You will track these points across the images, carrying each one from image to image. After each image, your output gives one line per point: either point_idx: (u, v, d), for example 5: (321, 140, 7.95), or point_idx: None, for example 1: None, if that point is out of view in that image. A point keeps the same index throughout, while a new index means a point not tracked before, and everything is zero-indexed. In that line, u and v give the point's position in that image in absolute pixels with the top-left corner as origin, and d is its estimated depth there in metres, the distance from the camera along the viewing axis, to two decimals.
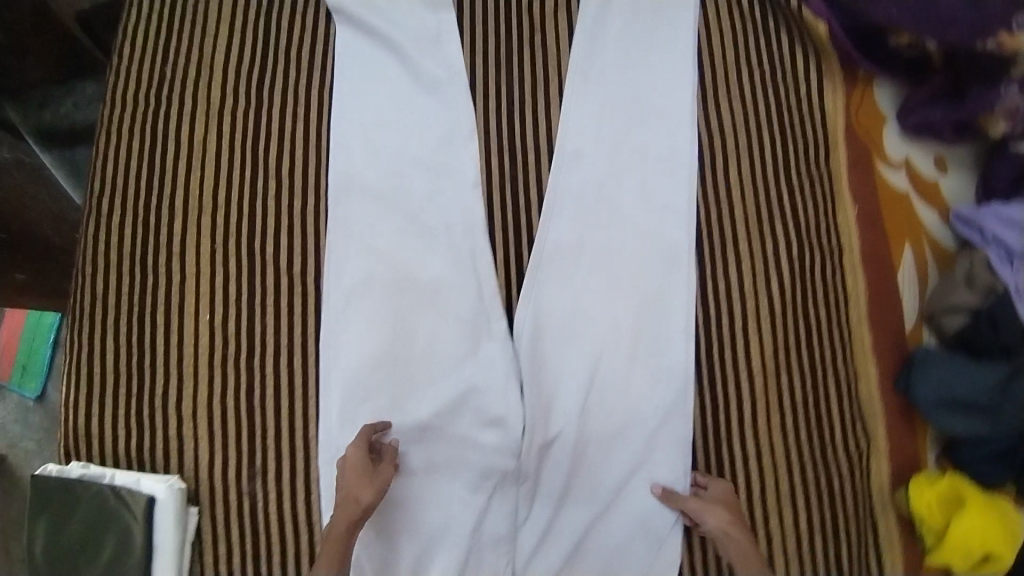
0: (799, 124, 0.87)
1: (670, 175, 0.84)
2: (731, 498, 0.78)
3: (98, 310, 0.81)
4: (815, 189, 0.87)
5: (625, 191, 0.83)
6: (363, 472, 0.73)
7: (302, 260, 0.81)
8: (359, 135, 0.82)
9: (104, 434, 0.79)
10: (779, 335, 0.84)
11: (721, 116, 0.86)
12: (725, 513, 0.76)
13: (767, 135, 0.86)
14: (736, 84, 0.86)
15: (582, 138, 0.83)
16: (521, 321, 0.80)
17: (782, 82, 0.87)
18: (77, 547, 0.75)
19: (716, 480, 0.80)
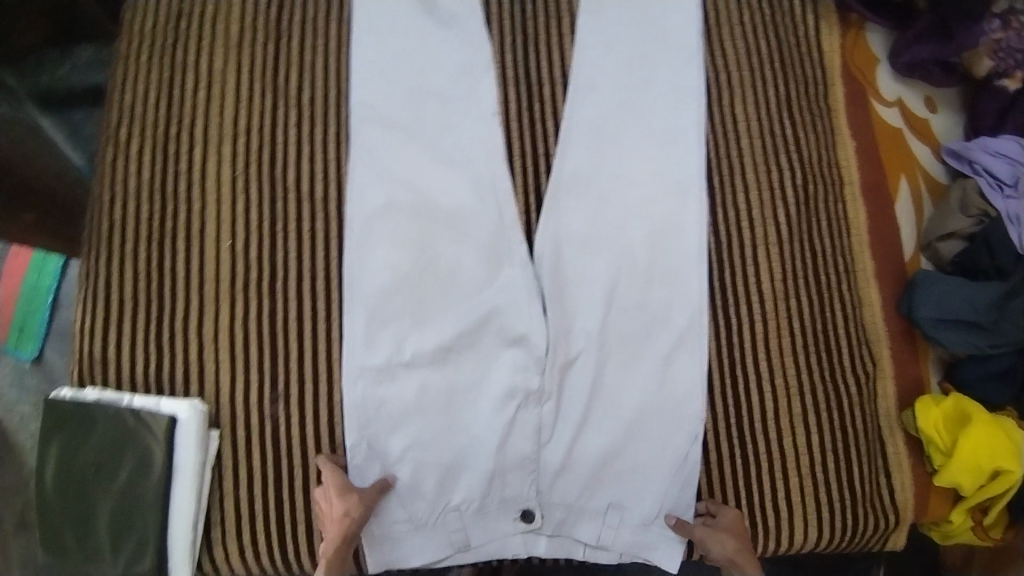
0: (795, 65, 0.93)
1: (680, 105, 0.87)
2: (739, 524, 0.79)
3: (116, 237, 0.80)
4: (812, 125, 0.92)
5: (637, 120, 0.86)
6: (345, 489, 0.75)
7: (326, 187, 0.82)
8: (379, 64, 0.84)
9: (120, 359, 0.78)
10: (786, 260, 0.88)
11: (723, 56, 0.92)
12: (732, 541, 0.78)
13: (767, 75, 0.92)
14: (737, 26, 0.92)
15: (597, 71, 0.86)
16: (542, 243, 0.83)
17: (778, 27, 0.94)
18: (94, 470, 0.74)
19: (727, 508, 0.81)
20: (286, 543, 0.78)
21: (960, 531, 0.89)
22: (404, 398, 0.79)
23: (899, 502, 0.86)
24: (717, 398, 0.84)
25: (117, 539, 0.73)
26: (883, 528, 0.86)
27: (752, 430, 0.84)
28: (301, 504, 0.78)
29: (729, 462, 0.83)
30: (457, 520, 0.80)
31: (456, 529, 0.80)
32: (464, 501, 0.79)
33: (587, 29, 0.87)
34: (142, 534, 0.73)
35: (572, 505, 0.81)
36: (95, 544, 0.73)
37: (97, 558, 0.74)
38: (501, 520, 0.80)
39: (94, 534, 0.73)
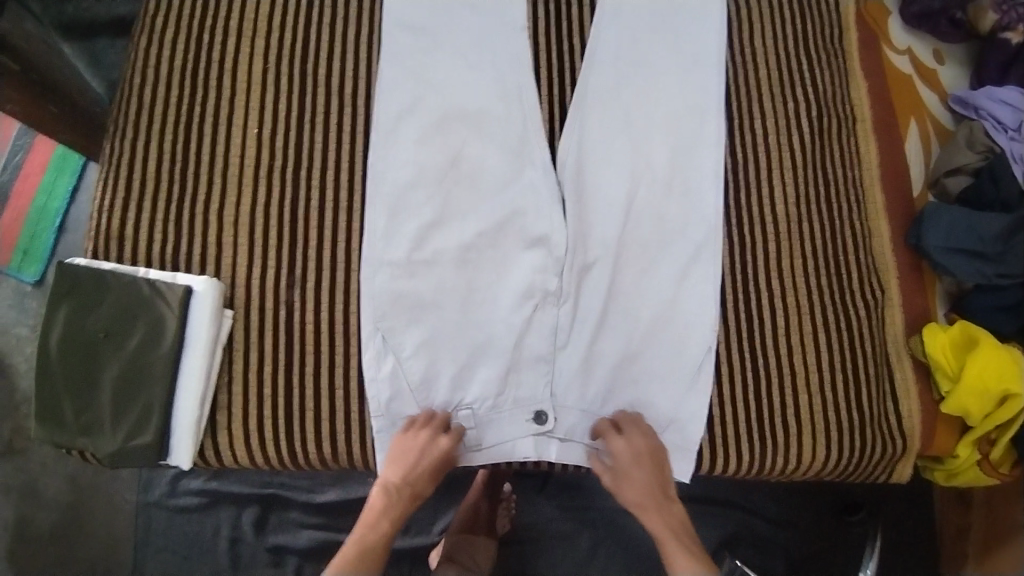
0: (811, 7, 0.97)
1: (701, 30, 0.89)
2: (628, 456, 0.78)
3: (144, 118, 0.81)
4: (827, 64, 0.96)
5: (660, 40, 0.88)
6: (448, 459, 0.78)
7: (355, 84, 0.84)
8: None
9: (139, 235, 0.77)
10: (799, 187, 0.91)
11: None
12: (630, 485, 0.78)
13: (784, 14, 0.96)
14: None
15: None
16: (565, 150, 0.84)
17: None
18: (103, 338, 0.72)
19: (615, 440, 0.79)
20: (293, 433, 0.76)
21: (965, 468, 0.91)
22: (422, 291, 0.79)
23: (907, 429, 0.88)
24: (729, 310, 0.86)
25: (120, 411, 0.72)
26: (891, 453, 0.87)
27: (762, 345, 0.86)
28: (311, 395, 0.77)
29: (739, 375, 0.84)
30: (470, 419, 0.80)
31: (469, 428, 0.80)
32: (478, 399, 0.80)
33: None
34: (147, 406, 0.72)
35: (587, 410, 0.82)
36: (96, 416, 0.72)
37: (96, 432, 0.72)
38: (515, 421, 0.81)
39: (97, 405, 0.72)
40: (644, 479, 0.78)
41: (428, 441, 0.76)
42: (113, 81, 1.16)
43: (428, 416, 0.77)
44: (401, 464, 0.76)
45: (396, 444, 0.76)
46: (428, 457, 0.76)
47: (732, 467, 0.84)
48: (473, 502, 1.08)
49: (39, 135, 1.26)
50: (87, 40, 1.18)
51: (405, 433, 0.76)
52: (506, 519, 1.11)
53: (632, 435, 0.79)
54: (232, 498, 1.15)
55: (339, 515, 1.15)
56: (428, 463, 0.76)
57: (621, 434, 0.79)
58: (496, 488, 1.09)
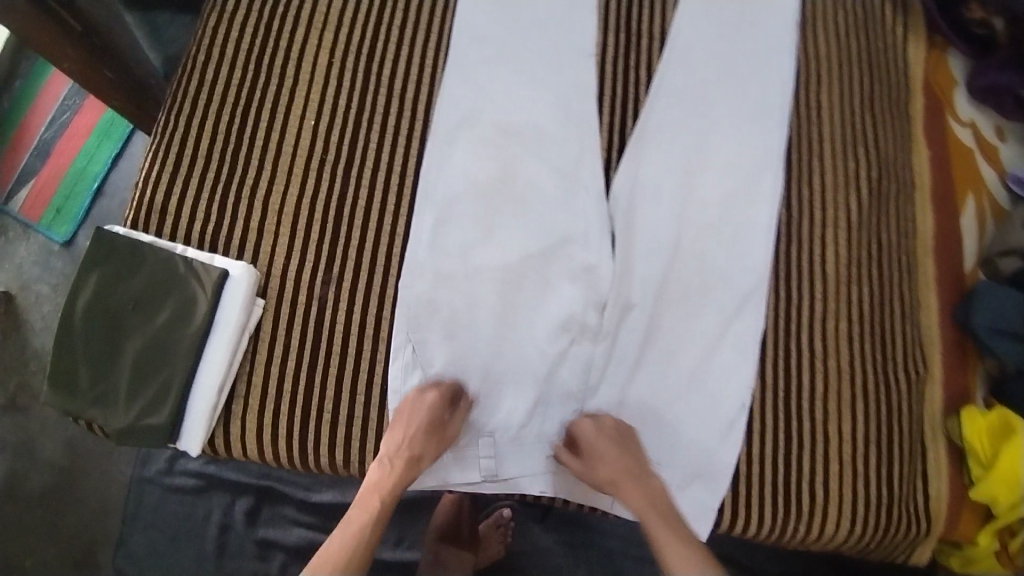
0: (878, 67, 0.96)
1: (768, 80, 0.88)
2: (596, 441, 0.74)
3: (201, 95, 0.81)
4: (890, 127, 0.94)
5: (725, 85, 0.88)
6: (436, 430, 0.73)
7: (417, 89, 0.83)
8: None
9: (180, 210, 0.77)
10: (849, 248, 0.89)
11: (813, 48, 0.95)
12: (604, 472, 0.73)
13: (850, 73, 0.95)
14: (830, 24, 0.96)
15: (695, 31, 0.88)
16: (619, 184, 0.83)
17: (868, 32, 0.97)
18: (131, 308, 0.69)
19: (582, 427, 0.76)
20: (309, 435, 0.74)
21: (985, 557, 0.86)
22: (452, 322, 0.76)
23: (933, 511, 0.85)
24: (767, 367, 0.84)
25: (137, 387, 0.69)
26: (915, 534, 0.84)
27: (799, 404, 0.83)
28: (332, 398, 0.74)
29: (769, 434, 0.82)
30: (490, 447, 0.78)
31: (487, 456, 0.78)
32: (500, 427, 0.78)
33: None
34: (164, 387, 0.69)
35: None
36: (111, 388, 0.68)
37: (107, 405, 0.68)
38: (536, 455, 0.79)
39: (111, 377, 0.69)
40: (618, 464, 0.73)
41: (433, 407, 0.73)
42: (171, 57, 1.17)
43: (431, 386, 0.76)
44: (407, 440, 0.72)
45: (396, 415, 0.73)
46: (436, 429, 0.73)
47: (751, 528, 0.82)
48: (456, 506, 1.05)
49: (89, 97, 1.26)
50: (151, 11, 1.19)
51: (405, 403, 0.73)
52: (499, 545, 1.08)
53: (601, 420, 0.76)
54: (229, 485, 1.13)
55: (335, 517, 1.11)
56: (430, 435, 0.72)
57: (585, 422, 0.76)
58: (486, 503, 1.12)
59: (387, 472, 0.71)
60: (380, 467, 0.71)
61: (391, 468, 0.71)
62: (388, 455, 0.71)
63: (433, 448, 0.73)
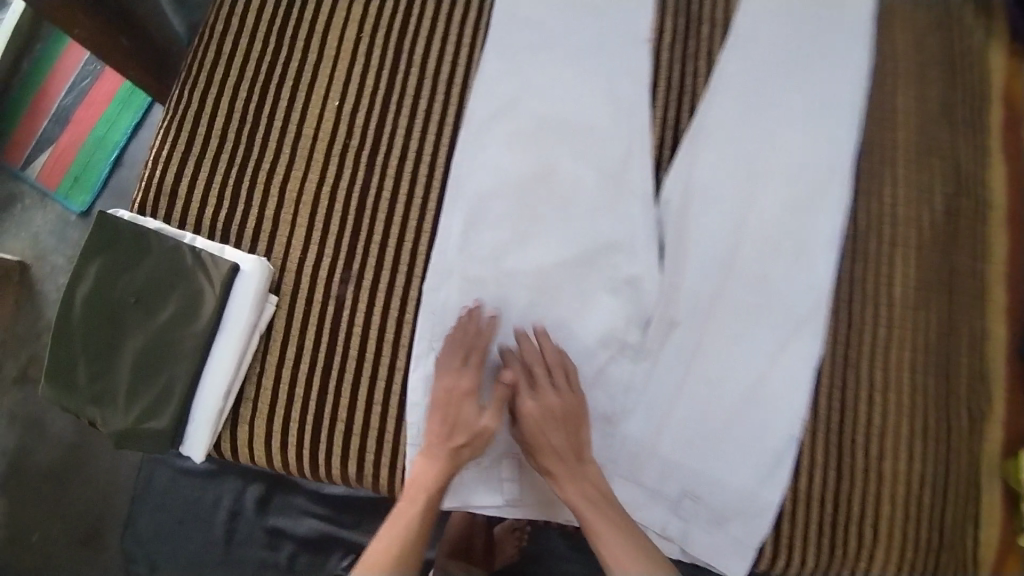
0: (965, 67, 0.85)
1: (845, 75, 0.78)
2: (536, 419, 0.68)
3: (218, 73, 0.77)
4: (973, 136, 0.83)
5: (794, 80, 0.78)
6: (469, 408, 0.67)
7: (451, 73, 0.77)
8: None
9: (192, 195, 0.73)
10: (919, 270, 0.79)
11: (891, 42, 0.84)
12: (542, 453, 0.68)
13: (934, 71, 0.83)
14: (908, 18, 0.85)
15: (760, 21, 0.79)
16: (670, 189, 0.76)
17: (957, 25, 0.86)
18: (133, 301, 0.64)
19: (525, 400, 0.68)
20: (320, 444, 0.69)
21: None
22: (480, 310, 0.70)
23: (982, 562, 0.78)
24: (823, 398, 0.76)
25: (138, 387, 0.64)
26: None
27: (852, 440, 0.75)
28: (346, 406, 0.69)
29: (820, 472, 0.75)
30: (513, 468, 0.73)
31: (510, 478, 0.73)
32: None
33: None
34: (167, 388, 0.64)
35: (642, 482, 0.76)
36: (110, 387, 0.64)
37: (106, 405, 0.64)
38: None
39: (111, 375, 0.64)
40: (558, 445, 0.68)
41: (473, 388, 0.67)
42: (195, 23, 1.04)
43: (455, 356, 0.68)
44: (450, 426, 0.66)
45: (432, 398, 0.68)
46: (479, 412, 0.67)
47: (790, 570, 0.76)
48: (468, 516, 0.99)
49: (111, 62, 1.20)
50: None
51: (441, 384, 0.67)
52: (514, 549, 1.03)
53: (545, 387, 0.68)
54: (239, 469, 1.09)
55: (348, 509, 1.06)
56: (466, 416, 0.67)
57: (530, 394, 0.68)
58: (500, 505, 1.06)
59: (432, 463, 0.66)
60: (423, 456, 0.66)
61: (435, 458, 0.66)
62: (431, 444, 0.66)
63: (472, 431, 0.67)
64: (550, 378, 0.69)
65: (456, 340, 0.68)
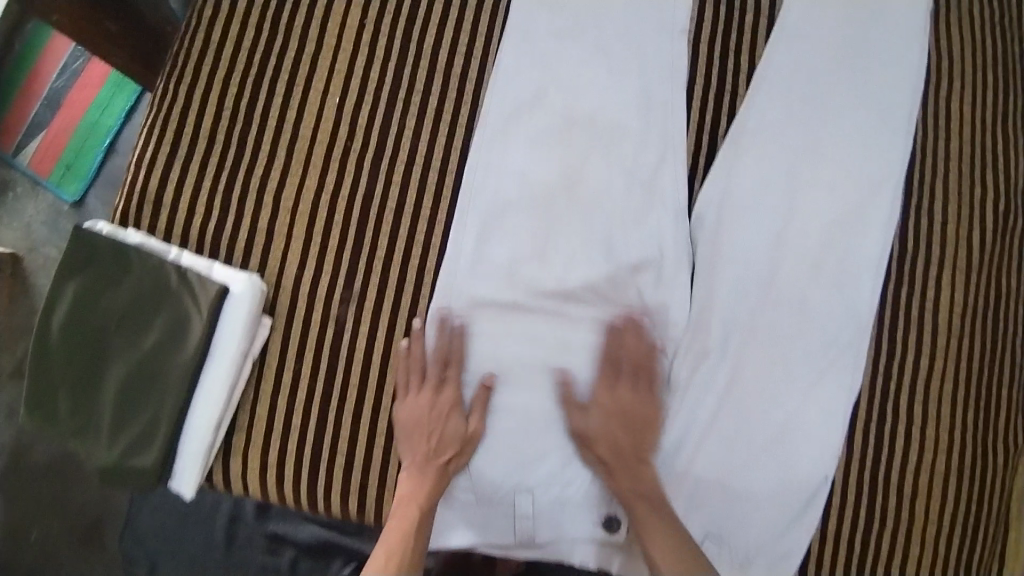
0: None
1: (896, 83, 0.71)
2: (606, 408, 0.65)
3: (203, 63, 0.69)
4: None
5: (842, 85, 0.70)
6: (454, 419, 0.64)
7: (464, 67, 0.69)
8: None
9: (177, 202, 0.66)
10: (969, 295, 0.72)
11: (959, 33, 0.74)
12: (603, 444, 0.65)
13: (996, 73, 0.75)
14: (972, 7, 0.75)
15: (812, 13, 0.71)
16: (705, 204, 0.68)
17: (1019, 23, 0.77)
18: (114, 326, 0.59)
19: (594, 389, 0.66)
20: (318, 478, 0.64)
21: None
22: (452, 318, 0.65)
23: None
24: (858, 429, 0.69)
25: (121, 419, 0.59)
26: None
27: (888, 480, 0.69)
28: (348, 437, 0.64)
29: (852, 510, 0.69)
30: (528, 507, 0.66)
31: (524, 517, 0.66)
32: (541, 485, 0.66)
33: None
34: (152, 422, 0.59)
35: None
36: (93, 419, 0.59)
37: (88, 437, 0.59)
38: (581, 520, 0.67)
39: (93, 407, 0.59)
40: (622, 439, 0.65)
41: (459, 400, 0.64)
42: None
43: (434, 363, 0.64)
44: (438, 441, 0.63)
45: (409, 412, 0.63)
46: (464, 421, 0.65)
47: None
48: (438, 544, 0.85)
49: None
50: None
51: (422, 395, 0.64)
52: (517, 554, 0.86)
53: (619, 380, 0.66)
54: None
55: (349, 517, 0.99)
56: (451, 427, 0.64)
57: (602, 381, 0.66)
58: None
59: (423, 480, 0.63)
60: (411, 473, 0.63)
61: (424, 474, 0.63)
62: (417, 459, 0.63)
63: (460, 442, 0.64)
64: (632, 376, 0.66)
65: (432, 349, 0.64)
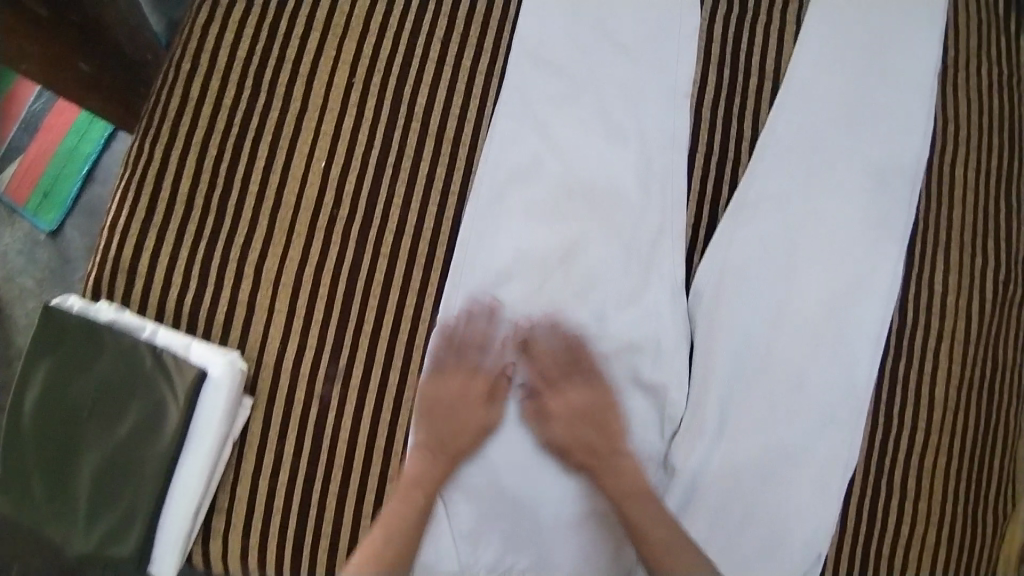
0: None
1: (897, 154, 0.69)
2: (561, 407, 0.65)
3: (181, 122, 0.65)
4: None
5: (843, 155, 0.69)
6: (477, 404, 0.64)
7: (457, 131, 0.66)
8: (554, 15, 0.68)
9: (152, 272, 0.62)
10: (967, 368, 0.70)
11: (964, 101, 0.72)
12: (567, 443, 0.64)
13: (1000, 139, 0.73)
14: (977, 71, 0.73)
15: (818, 79, 0.69)
16: (703, 280, 0.67)
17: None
18: (87, 413, 0.57)
19: (540, 388, 0.66)
20: (300, 562, 0.61)
21: None
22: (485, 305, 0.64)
23: None
24: (851, 509, 0.68)
25: (97, 507, 0.57)
26: None
27: (878, 558, 0.68)
28: (332, 521, 0.61)
29: None
30: None
31: None
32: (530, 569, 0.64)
33: (820, 21, 0.70)
34: (129, 511, 0.56)
35: None
36: (67, 506, 0.57)
37: (64, 523, 0.57)
38: None
39: (67, 494, 0.57)
40: (585, 437, 0.64)
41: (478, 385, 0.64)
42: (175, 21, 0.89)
43: (467, 346, 0.64)
44: (461, 428, 0.63)
45: (432, 396, 0.63)
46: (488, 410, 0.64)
47: None
48: None
49: None
50: None
51: (450, 380, 0.63)
52: None
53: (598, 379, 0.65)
54: None
55: None
56: (474, 415, 0.63)
57: (542, 377, 0.65)
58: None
59: (433, 462, 0.61)
60: (422, 461, 0.61)
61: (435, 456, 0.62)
62: (431, 443, 0.62)
63: (478, 429, 0.63)
64: (570, 374, 0.65)
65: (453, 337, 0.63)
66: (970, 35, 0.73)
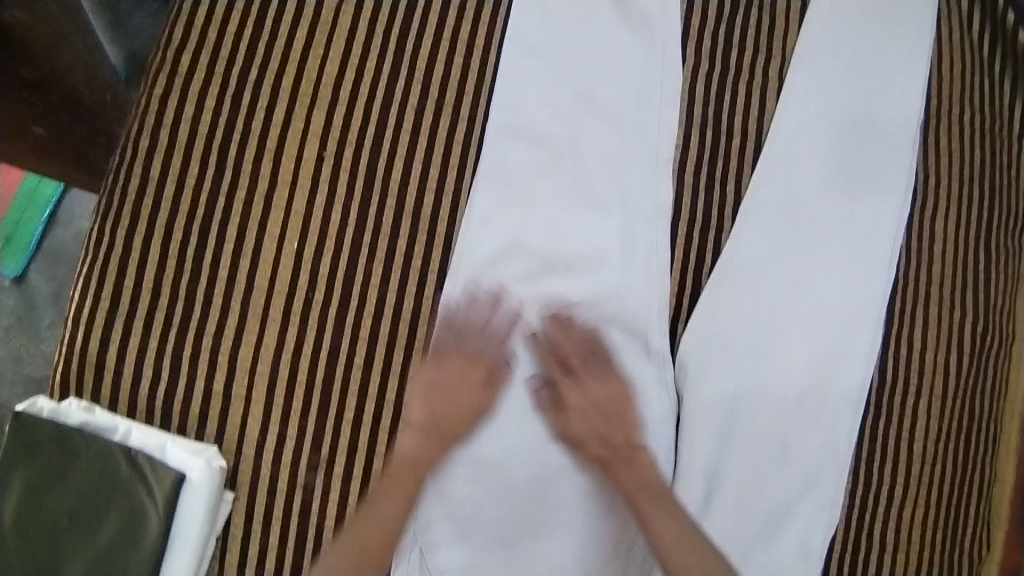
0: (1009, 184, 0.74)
1: (877, 213, 0.69)
2: (583, 400, 0.64)
3: (143, 204, 0.62)
4: (1006, 264, 0.74)
5: (825, 216, 0.69)
6: (469, 382, 0.63)
7: (434, 205, 0.64)
8: (534, 83, 0.67)
9: (121, 364, 0.60)
10: (943, 423, 0.70)
11: (946, 152, 0.71)
12: (584, 434, 0.64)
13: (981, 189, 0.72)
14: (960, 121, 0.71)
15: (799, 140, 0.68)
16: (688, 350, 0.66)
17: (1006, 133, 0.74)
18: (67, 521, 0.58)
19: (562, 377, 0.65)
20: None
21: None
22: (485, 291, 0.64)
23: None
24: (831, 567, 0.68)
25: None
26: None
27: None
28: None
29: None
30: None
31: None
32: None
33: (801, 80, 0.69)
34: None
35: None
36: None
37: None
38: None
39: None
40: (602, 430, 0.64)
41: (485, 375, 0.64)
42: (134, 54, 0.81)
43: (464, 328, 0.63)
44: (451, 408, 0.62)
45: (426, 383, 0.62)
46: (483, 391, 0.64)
47: None
48: None
49: None
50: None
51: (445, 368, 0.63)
52: None
53: (584, 373, 0.65)
54: None
55: None
56: (466, 396, 0.63)
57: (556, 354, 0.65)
58: None
59: (422, 444, 0.62)
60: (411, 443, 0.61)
61: (427, 442, 0.62)
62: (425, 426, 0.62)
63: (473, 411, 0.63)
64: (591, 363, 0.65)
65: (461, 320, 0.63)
66: (953, 85, 0.71)
